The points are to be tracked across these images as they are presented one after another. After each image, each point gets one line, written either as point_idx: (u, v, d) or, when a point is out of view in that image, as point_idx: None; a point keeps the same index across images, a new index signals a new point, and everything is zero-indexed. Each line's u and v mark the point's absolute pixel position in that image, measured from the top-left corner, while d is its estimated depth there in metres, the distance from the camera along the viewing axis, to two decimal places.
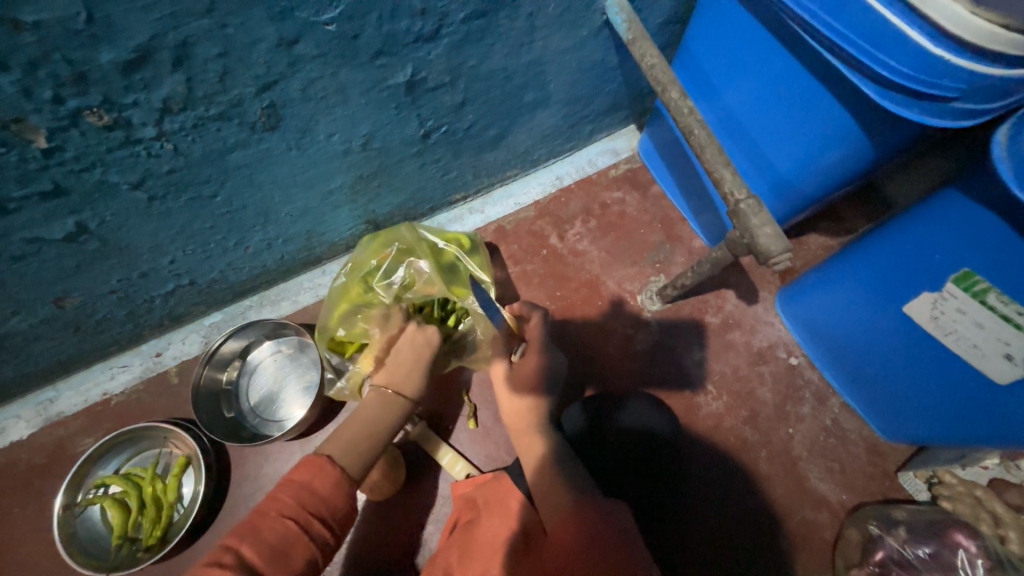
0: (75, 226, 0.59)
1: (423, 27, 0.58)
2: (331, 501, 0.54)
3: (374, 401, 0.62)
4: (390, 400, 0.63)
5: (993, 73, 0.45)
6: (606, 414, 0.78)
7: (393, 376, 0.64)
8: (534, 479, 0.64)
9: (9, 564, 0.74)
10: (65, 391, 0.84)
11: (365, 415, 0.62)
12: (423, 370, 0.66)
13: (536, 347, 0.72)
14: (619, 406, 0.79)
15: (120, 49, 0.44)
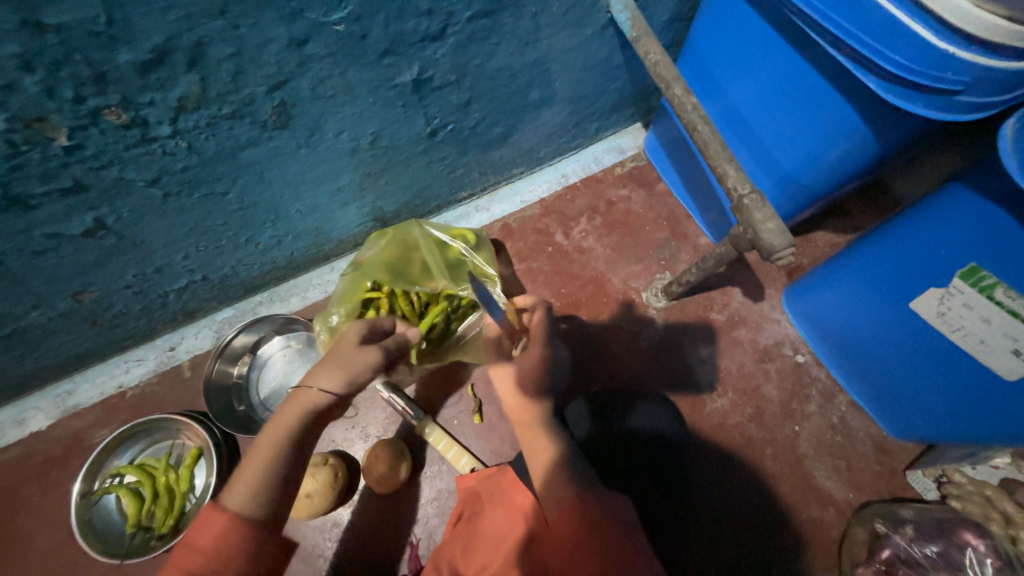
0: (93, 221, 0.61)
1: (429, 27, 0.60)
2: (218, 553, 0.51)
3: (285, 403, 0.60)
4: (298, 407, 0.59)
5: (997, 65, 0.46)
6: (614, 419, 0.80)
7: (309, 379, 0.61)
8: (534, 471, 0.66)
9: (28, 551, 0.76)
10: (82, 383, 0.86)
11: (274, 421, 0.59)
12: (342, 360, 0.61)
13: (538, 339, 0.72)
14: (630, 409, 0.81)
15: (137, 49, 0.46)
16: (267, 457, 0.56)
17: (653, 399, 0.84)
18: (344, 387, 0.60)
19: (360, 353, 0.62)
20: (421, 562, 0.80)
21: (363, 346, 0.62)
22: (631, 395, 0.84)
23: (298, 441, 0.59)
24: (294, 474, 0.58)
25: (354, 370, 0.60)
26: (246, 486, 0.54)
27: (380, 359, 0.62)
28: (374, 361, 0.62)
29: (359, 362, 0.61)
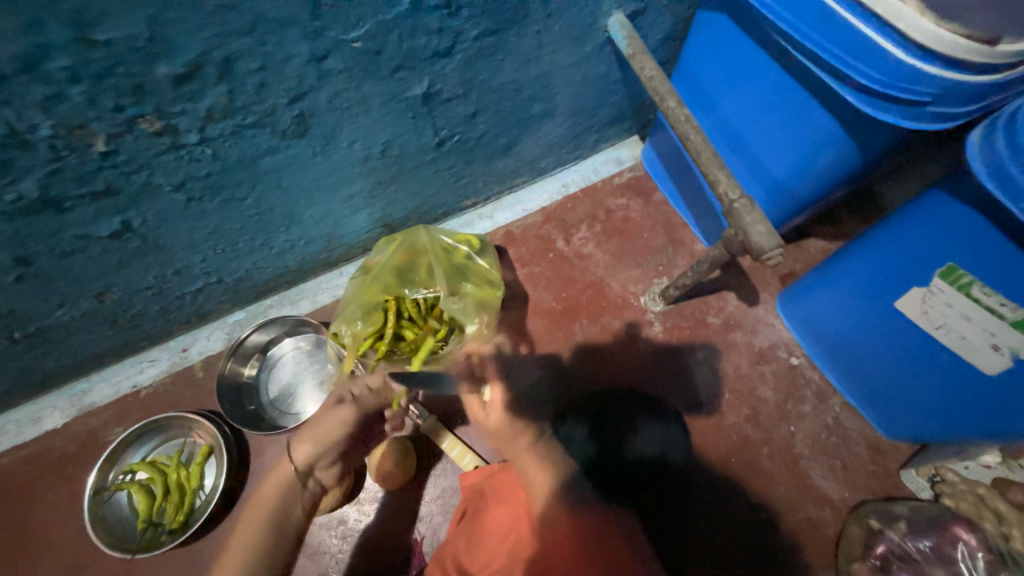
0: (120, 224, 0.64)
1: (439, 44, 0.64)
2: None
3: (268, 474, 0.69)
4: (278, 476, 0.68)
5: (961, 79, 0.49)
6: (616, 442, 0.88)
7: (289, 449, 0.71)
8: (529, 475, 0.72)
9: (41, 547, 0.78)
10: (98, 383, 0.89)
11: (259, 495, 0.68)
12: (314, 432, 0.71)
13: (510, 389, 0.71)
14: (632, 430, 0.89)
15: (174, 63, 0.50)
16: (254, 529, 0.64)
17: (653, 416, 0.90)
18: (312, 452, 0.69)
19: (326, 419, 0.71)
20: (426, 558, 0.81)
21: (330, 412, 0.71)
22: (632, 411, 0.90)
23: (281, 513, 0.65)
24: (283, 548, 0.64)
25: (320, 435, 0.70)
26: (230, 561, 0.61)
27: (341, 418, 0.70)
28: (338, 422, 0.70)
29: (324, 427, 0.70)
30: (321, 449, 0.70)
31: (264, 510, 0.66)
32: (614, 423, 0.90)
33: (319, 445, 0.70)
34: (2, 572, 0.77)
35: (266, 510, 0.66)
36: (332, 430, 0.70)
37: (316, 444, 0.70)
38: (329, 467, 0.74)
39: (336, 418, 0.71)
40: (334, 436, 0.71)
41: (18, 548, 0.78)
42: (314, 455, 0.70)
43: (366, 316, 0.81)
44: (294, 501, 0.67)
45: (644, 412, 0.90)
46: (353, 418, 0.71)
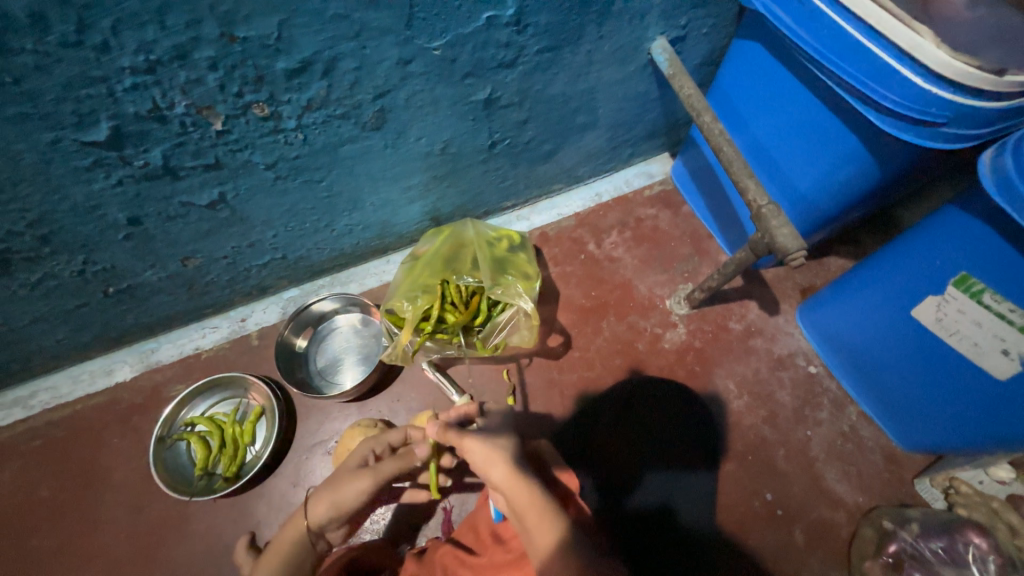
0: (217, 195, 0.73)
1: (505, 56, 0.73)
2: None
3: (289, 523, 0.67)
4: (297, 527, 0.66)
5: (972, 105, 0.56)
6: (619, 497, 0.89)
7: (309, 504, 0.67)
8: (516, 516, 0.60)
9: (107, 485, 0.86)
10: (164, 343, 0.98)
11: (275, 541, 0.66)
12: (338, 493, 0.65)
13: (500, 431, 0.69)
14: (637, 484, 0.90)
15: (291, 59, 0.59)
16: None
17: (661, 468, 0.91)
18: (325, 517, 0.65)
19: (348, 481, 0.66)
20: (455, 527, 0.86)
21: (351, 475, 0.67)
22: (644, 432, 0.93)
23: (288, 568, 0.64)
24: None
25: (337, 499, 0.65)
26: None
27: (360, 486, 0.65)
28: (356, 490, 0.65)
29: (341, 491, 0.65)
30: (337, 512, 0.65)
31: (270, 562, 0.65)
32: (628, 459, 0.92)
33: (334, 509, 0.65)
34: (70, 506, 0.85)
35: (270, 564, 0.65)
36: (348, 498, 0.65)
37: (333, 507, 0.66)
38: (341, 531, 0.69)
39: (355, 485, 0.65)
40: (350, 503, 0.65)
41: (88, 483, 0.86)
42: (326, 521, 0.65)
43: (423, 293, 0.87)
44: (304, 558, 0.65)
45: (658, 447, 0.92)
46: (371, 489, 0.65)
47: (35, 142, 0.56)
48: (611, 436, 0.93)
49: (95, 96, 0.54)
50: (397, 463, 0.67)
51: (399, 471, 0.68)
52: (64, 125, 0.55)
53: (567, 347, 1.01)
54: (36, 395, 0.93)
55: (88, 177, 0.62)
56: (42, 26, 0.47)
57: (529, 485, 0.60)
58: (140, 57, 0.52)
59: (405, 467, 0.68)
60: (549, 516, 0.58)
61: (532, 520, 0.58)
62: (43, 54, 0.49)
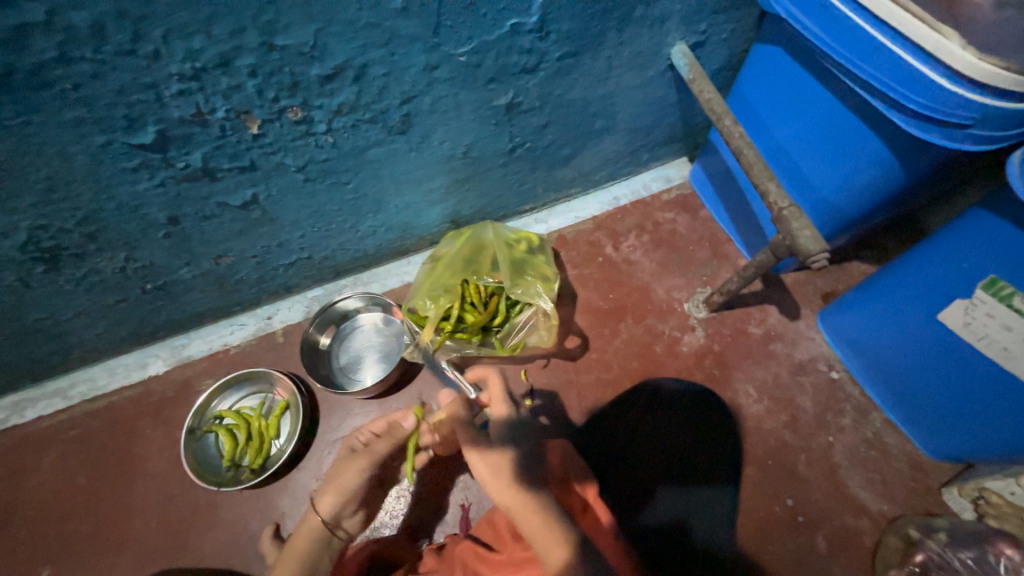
0: (250, 196, 0.77)
1: (528, 62, 0.75)
2: None
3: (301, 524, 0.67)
4: (311, 525, 0.66)
5: (1000, 105, 0.56)
6: (631, 512, 0.86)
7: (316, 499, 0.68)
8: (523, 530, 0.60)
9: (145, 471, 0.91)
10: (195, 339, 1.02)
11: (290, 545, 0.66)
12: (341, 480, 0.68)
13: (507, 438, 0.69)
14: (648, 499, 0.87)
15: (325, 66, 0.62)
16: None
17: (674, 482, 0.88)
18: (336, 503, 0.66)
19: (346, 468, 0.69)
20: (473, 523, 0.87)
21: (348, 460, 0.70)
22: (664, 434, 0.92)
23: (309, 564, 0.64)
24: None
25: (342, 485, 0.67)
26: None
27: (358, 464, 0.68)
28: (356, 470, 0.68)
29: (342, 475, 0.68)
30: (345, 496, 0.67)
31: (292, 559, 0.64)
32: (647, 461, 0.90)
33: (342, 495, 0.67)
34: (104, 492, 0.90)
35: (294, 561, 0.64)
36: (352, 479, 0.68)
37: (340, 494, 0.67)
38: (359, 519, 0.69)
39: (354, 465, 0.69)
40: (354, 484, 0.68)
41: (122, 472, 0.91)
42: (337, 507, 0.66)
43: (446, 292, 0.90)
44: (322, 551, 0.65)
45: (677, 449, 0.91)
46: (370, 463, 0.69)
47: (89, 145, 0.60)
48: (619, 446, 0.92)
49: (144, 102, 0.57)
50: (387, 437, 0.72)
51: (392, 445, 0.72)
52: (115, 128, 0.59)
53: (584, 349, 1.01)
54: (75, 386, 0.99)
55: (133, 178, 0.66)
56: (101, 36, 0.50)
57: (530, 500, 0.61)
58: (186, 65, 0.56)
59: (395, 439, 0.73)
60: (550, 529, 0.59)
61: (534, 534, 0.59)
62: (101, 62, 0.52)
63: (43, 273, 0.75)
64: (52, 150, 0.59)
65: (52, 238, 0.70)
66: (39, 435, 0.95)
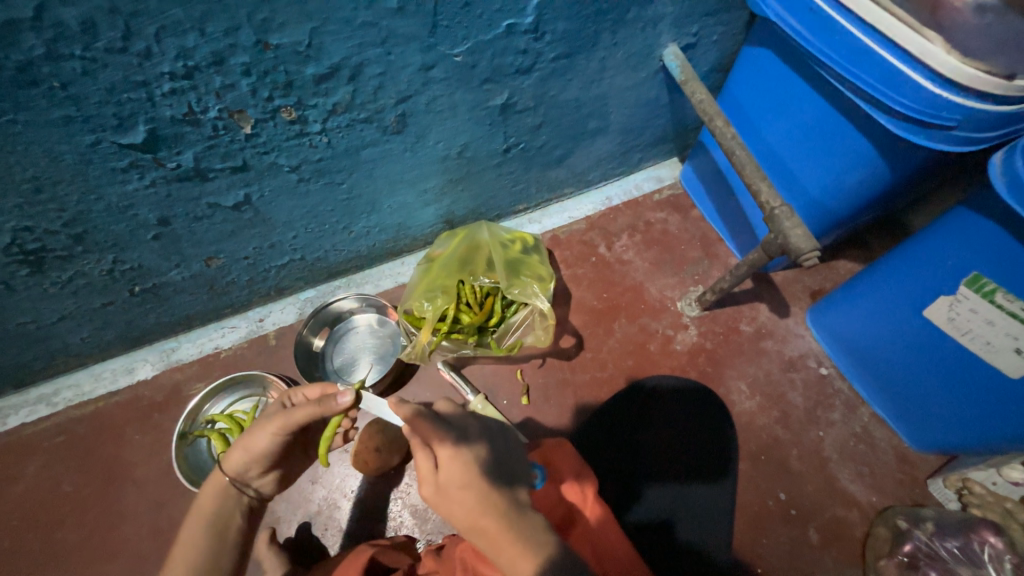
0: (242, 197, 0.76)
1: (523, 62, 0.75)
2: None
3: (210, 480, 0.63)
4: (224, 485, 0.62)
5: (981, 108, 0.58)
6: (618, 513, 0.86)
7: (227, 457, 0.63)
8: (490, 548, 0.56)
9: (133, 478, 0.89)
10: (184, 343, 1.01)
11: (199, 498, 0.62)
12: (253, 440, 0.62)
13: (482, 437, 0.61)
14: (636, 499, 0.86)
15: (320, 65, 0.62)
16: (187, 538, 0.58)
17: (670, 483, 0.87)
18: (245, 464, 0.62)
19: (259, 427, 0.62)
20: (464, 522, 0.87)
21: (264, 419, 0.63)
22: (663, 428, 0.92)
23: (220, 522, 0.61)
24: (222, 559, 0.59)
25: (251, 446, 0.61)
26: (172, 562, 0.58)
27: (269, 428, 0.61)
28: (266, 435, 0.61)
29: (252, 434, 0.62)
30: (254, 459, 0.62)
31: (203, 515, 0.61)
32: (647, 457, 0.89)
33: (252, 456, 0.62)
34: (93, 499, 0.88)
35: (202, 518, 0.60)
36: (262, 445, 0.61)
37: (248, 455, 0.62)
38: (272, 475, 0.66)
39: (263, 429, 0.61)
40: (264, 448, 0.61)
41: (109, 479, 0.90)
42: (248, 466, 0.62)
43: (443, 293, 0.90)
44: (232, 508, 0.62)
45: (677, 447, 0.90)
46: (283, 431, 0.61)
47: (77, 144, 0.58)
48: (610, 446, 0.91)
49: (135, 100, 0.56)
50: (310, 406, 0.61)
51: (314, 417, 0.60)
52: (105, 127, 0.58)
53: (579, 348, 1.02)
54: (59, 392, 0.97)
55: (123, 178, 0.65)
56: (92, 33, 0.49)
57: (502, 514, 0.56)
58: (179, 63, 0.55)
59: (319, 412, 0.60)
60: (521, 543, 0.55)
61: (505, 551, 0.55)
62: (91, 60, 0.51)
63: (27, 276, 0.73)
64: (39, 149, 0.57)
65: (37, 239, 0.68)
66: (21, 444, 0.93)
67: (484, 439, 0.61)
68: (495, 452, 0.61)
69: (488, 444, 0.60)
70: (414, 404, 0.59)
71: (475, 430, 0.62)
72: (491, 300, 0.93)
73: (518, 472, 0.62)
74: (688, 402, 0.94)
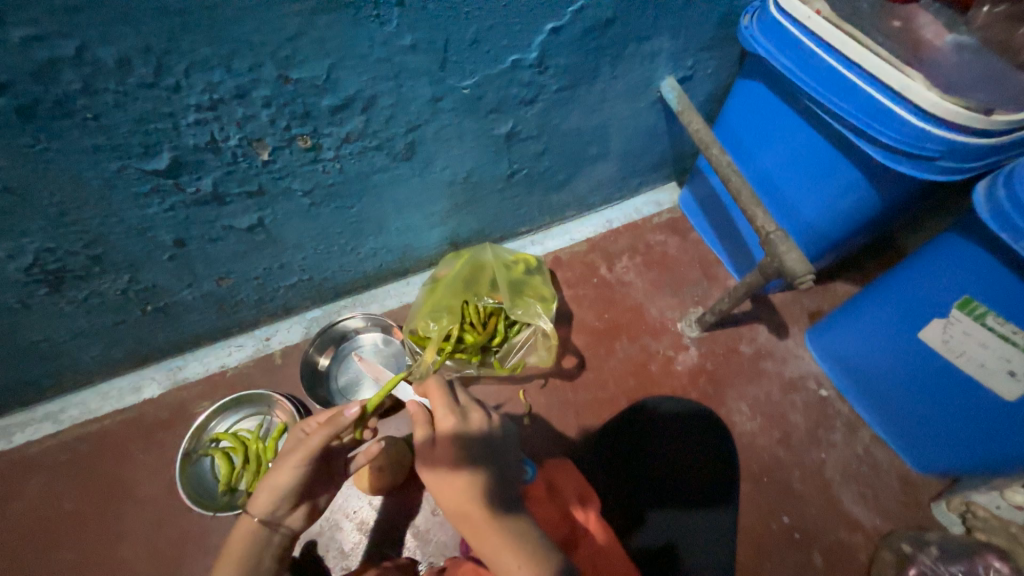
0: (256, 220, 0.79)
1: (527, 94, 0.79)
2: None
3: (238, 524, 0.64)
4: (252, 525, 0.63)
5: (964, 140, 0.61)
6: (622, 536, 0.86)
7: (253, 499, 0.64)
8: (469, 535, 0.58)
9: (136, 498, 0.89)
10: (191, 361, 1.02)
11: (230, 540, 0.64)
12: (277, 478, 0.63)
13: (478, 428, 0.64)
14: (639, 522, 0.86)
15: (335, 96, 0.65)
16: None
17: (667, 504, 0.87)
18: (271, 502, 0.63)
19: (280, 464, 0.63)
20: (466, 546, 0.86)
21: (283, 456, 0.64)
22: (664, 449, 0.92)
23: (250, 563, 0.62)
24: None
25: (275, 483, 0.63)
26: None
27: (291, 461, 0.63)
28: (289, 469, 0.63)
29: (275, 472, 0.63)
30: (278, 498, 0.63)
31: (229, 558, 0.61)
32: (648, 479, 0.90)
33: (277, 495, 0.63)
34: (94, 518, 0.88)
35: (231, 561, 0.61)
36: (286, 479, 0.63)
37: (272, 495, 0.63)
38: (301, 512, 0.66)
39: (284, 464, 0.63)
40: (288, 481, 0.63)
41: (111, 497, 0.90)
42: (272, 506, 0.63)
43: (447, 314, 0.92)
44: (262, 549, 0.63)
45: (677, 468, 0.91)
46: (304, 461, 0.63)
47: (103, 170, 0.61)
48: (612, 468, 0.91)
49: (161, 130, 0.59)
50: (324, 430, 0.64)
51: (331, 437, 0.64)
52: (131, 155, 0.61)
53: (581, 368, 1.03)
54: (65, 410, 0.97)
55: (144, 203, 0.68)
56: (126, 69, 0.52)
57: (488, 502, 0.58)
58: (204, 97, 0.58)
59: (334, 430, 0.64)
60: (502, 534, 0.57)
61: (486, 542, 0.57)
62: (123, 93, 0.54)
63: (44, 295, 0.75)
64: (67, 175, 0.60)
65: (57, 260, 0.71)
66: (25, 461, 0.93)
67: (483, 428, 0.65)
68: (491, 445, 0.64)
69: (488, 434, 0.64)
70: (443, 379, 0.69)
71: (479, 420, 0.65)
72: (494, 321, 0.95)
73: (512, 466, 0.65)
74: (688, 423, 0.95)
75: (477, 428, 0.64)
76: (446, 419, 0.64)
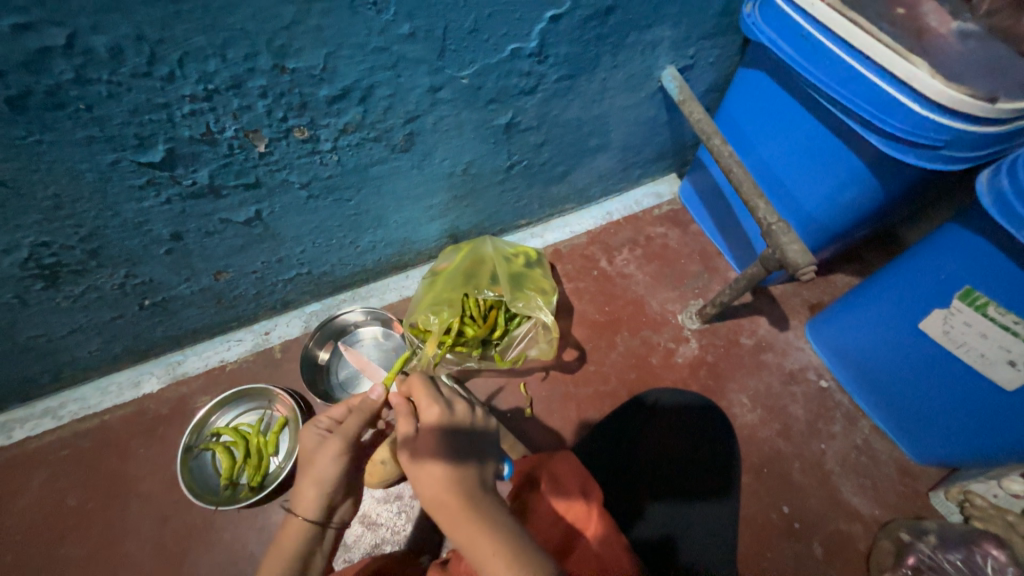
0: (253, 213, 0.78)
1: (527, 84, 0.78)
2: None
3: (284, 527, 0.61)
4: (296, 524, 0.61)
5: (969, 129, 0.60)
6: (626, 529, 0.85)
7: (296, 499, 0.62)
8: (444, 525, 0.54)
9: (138, 492, 0.90)
10: (191, 356, 1.02)
11: (275, 544, 0.61)
12: (320, 472, 0.61)
13: (462, 421, 0.63)
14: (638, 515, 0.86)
15: (332, 87, 0.64)
16: None
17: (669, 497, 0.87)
18: (320, 496, 0.61)
19: (319, 458, 0.62)
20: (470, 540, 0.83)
21: (318, 447, 0.63)
22: (666, 441, 0.93)
23: (302, 560, 0.60)
24: None
25: (319, 475, 0.61)
26: None
27: (333, 451, 0.61)
28: (332, 459, 0.61)
29: (316, 466, 0.61)
30: (326, 492, 0.61)
31: (281, 556, 0.60)
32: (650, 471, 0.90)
33: (324, 487, 0.61)
34: (97, 514, 0.88)
35: (283, 559, 0.59)
36: (330, 470, 0.61)
37: (318, 489, 0.61)
38: (346, 503, 0.66)
39: (326, 453, 0.62)
40: (333, 473, 0.61)
41: (113, 493, 0.90)
42: (322, 499, 0.61)
43: (449, 307, 0.90)
44: (314, 544, 0.61)
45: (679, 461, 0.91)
46: (346, 448, 0.63)
47: (97, 163, 0.60)
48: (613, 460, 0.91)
49: (156, 121, 0.58)
50: (357, 415, 0.65)
51: (365, 421, 0.66)
52: (126, 146, 0.60)
53: (582, 361, 1.03)
54: (64, 406, 0.97)
55: (140, 196, 0.67)
56: (119, 59, 0.51)
57: (468, 494, 0.55)
58: (200, 87, 0.57)
59: (369, 414, 0.66)
60: (481, 524, 0.52)
61: (459, 530, 0.53)
62: (116, 84, 0.53)
63: (41, 290, 0.74)
64: (61, 168, 0.59)
65: (53, 254, 0.70)
66: (26, 458, 0.93)
67: (465, 421, 0.63)
68: (473, 437, 0.62)
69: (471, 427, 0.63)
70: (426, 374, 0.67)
71: (462, 414, 0.64)
72: (495, 313, 0.94)
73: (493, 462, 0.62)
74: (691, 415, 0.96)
75: (461, 419, 0.63)
76: (430, 407, 0.63)
